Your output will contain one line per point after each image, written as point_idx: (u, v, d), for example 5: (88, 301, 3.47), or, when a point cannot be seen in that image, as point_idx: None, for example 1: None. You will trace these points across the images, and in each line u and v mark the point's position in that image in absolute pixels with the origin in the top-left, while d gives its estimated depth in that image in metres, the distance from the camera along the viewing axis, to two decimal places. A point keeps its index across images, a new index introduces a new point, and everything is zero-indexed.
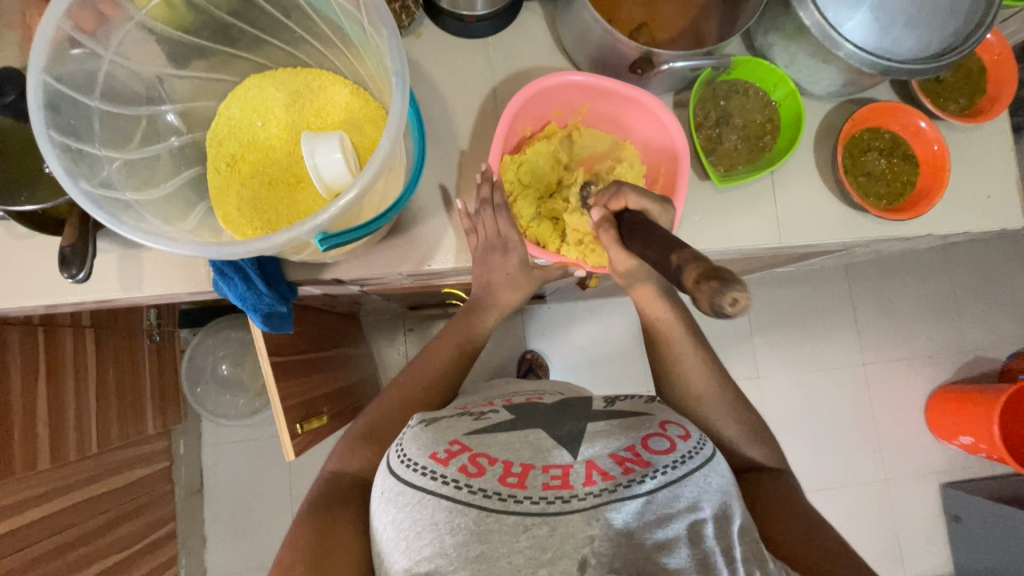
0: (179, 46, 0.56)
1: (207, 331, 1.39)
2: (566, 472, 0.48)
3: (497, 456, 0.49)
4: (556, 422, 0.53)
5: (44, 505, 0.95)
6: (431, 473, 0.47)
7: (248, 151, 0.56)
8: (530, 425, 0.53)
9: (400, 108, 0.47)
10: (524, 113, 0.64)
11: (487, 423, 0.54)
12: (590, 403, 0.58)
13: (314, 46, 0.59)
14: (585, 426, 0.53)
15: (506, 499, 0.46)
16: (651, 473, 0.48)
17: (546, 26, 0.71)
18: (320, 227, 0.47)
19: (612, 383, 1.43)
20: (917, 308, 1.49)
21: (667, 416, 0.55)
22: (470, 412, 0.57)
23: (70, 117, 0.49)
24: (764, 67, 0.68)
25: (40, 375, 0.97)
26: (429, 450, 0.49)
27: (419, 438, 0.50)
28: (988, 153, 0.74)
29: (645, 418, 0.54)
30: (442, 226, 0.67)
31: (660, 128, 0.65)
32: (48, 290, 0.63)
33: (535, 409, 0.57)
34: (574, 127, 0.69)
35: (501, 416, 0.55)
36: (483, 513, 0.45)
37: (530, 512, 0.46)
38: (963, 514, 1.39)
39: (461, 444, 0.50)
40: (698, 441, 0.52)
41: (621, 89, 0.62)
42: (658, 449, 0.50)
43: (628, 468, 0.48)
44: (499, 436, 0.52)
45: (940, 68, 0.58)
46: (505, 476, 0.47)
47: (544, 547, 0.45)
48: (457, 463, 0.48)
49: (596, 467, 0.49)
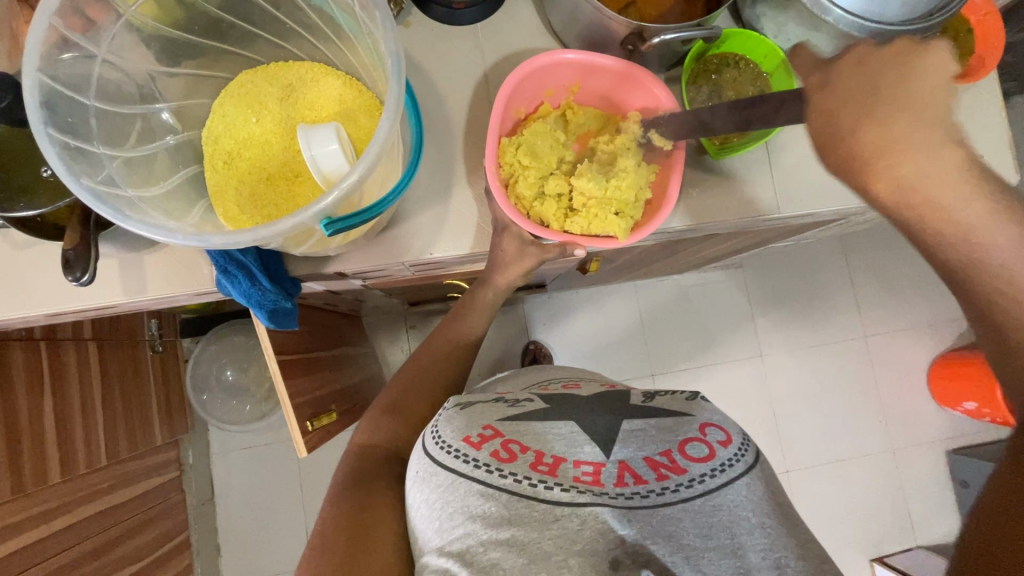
0: (170, 44, 0.56)
1: (210, 339, 1.40)
2: (597, 470, 0.48)
3: (530, 444, 0.50)
4: (588, 415, 0.54)
5: (57, 519, 0.95)
6: (464, 456, 0.48)
7: (245, 147, 0.56)
8: (564, 417, 0.54)
9: (397, 89, 0.47)
10: (517, 95, 0.64)
11: (521, 410, 0.55)
12: (627, 395, 0.60)
13: (305, 38, 0.59)
14: (620, 424, 0.53)
15: (536, 485, 0.46)
16: (687, 481, 0.47)
17: (534, 9, 0.71)
18: (323, 211, 0.47)
19: (616, 369, 1.44)
20: (915, 277, 1.50)
21: (708, 418, 0.54)
22: (504, 399, 0.58)
23: (68, 115, 0.48)
24: (754, 38, 0.68)
25: (45, 390, 0.96)
26: (464, 433, 0.50)
27: (453, 421, 0.52)
28: (978, 114, 0.75)
29: (685, 420, 0.54)
30: (442, 214, 0.68)
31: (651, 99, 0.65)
32: (51, 297, 0.63)
33: (571, 400, 0.58)
34: (568, 105, 0.68)
35: (535, 405, 0.56)
36: (514, 498, 0.45)
37: (560, 501, 0.45)
38: (970, 479, 1.40)
39: (495, 429, 0.51)
40: (740, 446, 0.51)
41: (610, 63, 0.62)
42: (695, 456, 0.49)
43: (663, 474, 0.48)
44: (532, 424, 0.52)
45: (929, 26, 0.59)
46: (536, 463, 0.48)
47: (574, 538, 0.43)
48: (489, 448, 0.49)
49: (628, 470, 0.48)
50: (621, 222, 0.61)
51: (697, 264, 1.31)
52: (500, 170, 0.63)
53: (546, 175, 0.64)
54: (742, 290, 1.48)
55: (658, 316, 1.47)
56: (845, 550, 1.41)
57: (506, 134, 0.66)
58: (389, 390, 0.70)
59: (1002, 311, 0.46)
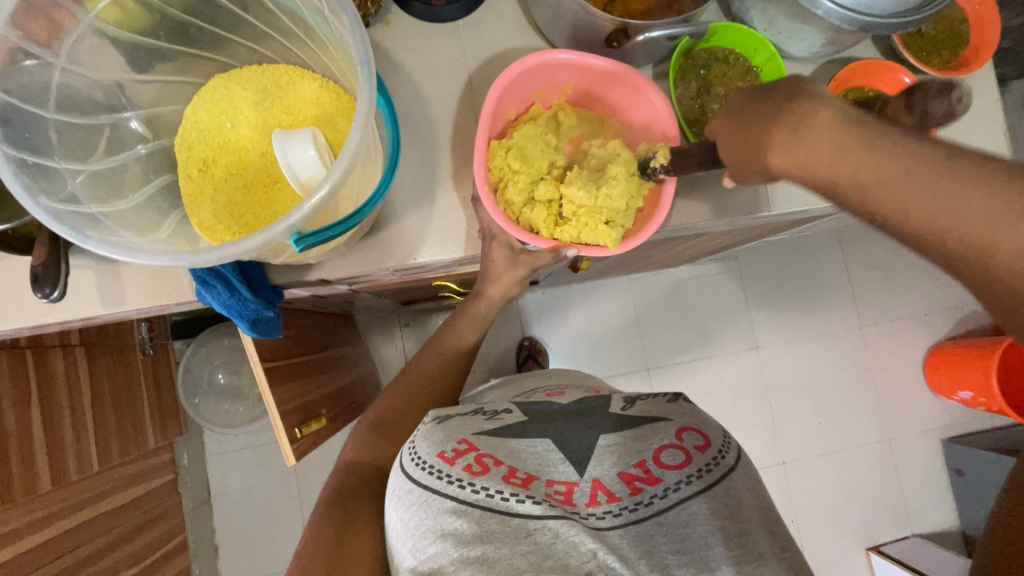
0: (137, 50, 0.54)
1: (201, 342, 1.39)
2: (570, 489, 0.48)
3: (504, 458, 0.49)
4: (570, 425, 0.53)
5: (50, 527, 0.95)
6: (438, 473, 0.47)
7: (220, 153, 0.55)
8: (538, 434, 0.52)
9: (368, 97, 0.45)
10: (508, 96, 0.63)
11: (498, 424, 0.53)
12: (608, 403, 0.58)
13: (278, 40, 0.57)
14: (596, 439, 0.51)
15: (508, 500, 0.45)
16: (660, 492, 0.47)
17: (517, 5, 0.69)
18: (294, 226, 0.45)
19: (612, 364, 1.43)
20: (910, 267, 1.49)
21: (685, 422, 0.53)
22: (483, 411, 0.57)
23: (24, 130, 0.47)
24: (743, 32, 0.67)
25: (33, 398, 0.95)
26: (438, 449, 0.49)
27: (430, 436, 0.51)
28: (973, 105, 0.73)
29: (663, 424, 0.52)
30: (426, 218, 0.66)
31: (649, 107, 0.63)
32: (27, 311, 0.61)
33: (549, 411, 0.57)
34: (559, 107, 0.66)
35: (513, 417, 0.55)
36: (486, 514, 0.45)
37: (530, 515, 0.44)
38: (966, 468, 1.40)
39: (469, 442, 0.50)
40: (719, 450, 0.51)
41: (606, 65, 0.61)
42: (670, 464, 0.49)
43: (637, 488, 0.47)
44: (507, 440, 0.51)
45: (923, 19, 0.57)
46: (509, 476, 0.47)
47: (546, 553, 0.43)
48: (463, 462, 0.48)
49: (602, 487, 0.47)
50: (613, 231, 0.60)
51: (692, 257, 1.29)
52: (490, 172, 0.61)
53: (536, 180, 0.63)
54: (737, 282, 1.47)
55: (653, 309, 1.46)
56: (842, 540, 1.42)
57: (495, 136, 0.65)
58: (379, 404, 0.69)
59: (996, 314, 0.45)
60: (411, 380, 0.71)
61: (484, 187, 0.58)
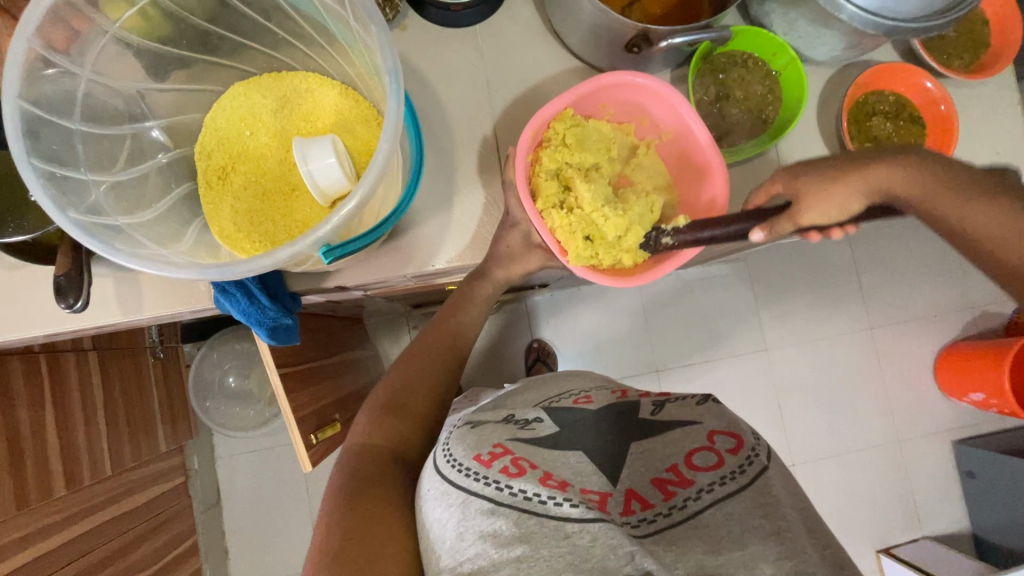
0: (158, 58, 0.54)
1: (211, 345, 1.39)
2: (604, 499, 0.46)
3: (540, 462, 0.48)
4: (597, 433, 0.53)
5: (63, 531, 0.95)
6: (475, 475, 0.46)
7: (240, 161, 0.55)
8: (572, 446, 0.51)
9: (395, 108, 0.45)
10: (616, 93, 0.62)
11: (531, 433, 0.52)
12: (638, 408, 0.57)
13: (297, 47, 0.57)
14: (629, 446, 0.51)
15: (546, 502, 0.44)
16: (694, 495, 0.47)
17: (534, 9, 0.68)
18: (322, 239, 0.45)
19: (622, 366, 1.43)
20: (920, 268, 1.48)
21: (715, 426, 0.53)
22: (514, 420, 0.56)
23: (52, 142, 0.47)
24: (764, 37, 0.66)
25: (47, 402, 0.95)
26: (474, 452, 0.49)
27: (464, 440, 0.51)
28: (994, 108, 0.72)
29: (694, 429, 0.53)
30: (444, 225, 0.66)
31: (705, 197, 0.62)
32: (45, 320, 0.61)
33: (580, 413, 0.56)
34: (647, 144, 0.66)
35: (547, 427, 0.54)
36: (524, 516, 0.44)
37: (569, 517, 0.43)
38: (978, 470, 1.39)
39: (504, 447, 0.49)
40: (751, 451, 0.51)
41: (703, 135, 0.60)
42: (702, 466, 0.49)
43: (670, 492, 0.47)
44: (542, 449, 0.50)
45: (947, 23, 0.57)
46: (545, 478, 0.46)
47: (586, 555, 0.41)
48: (499, 465, 0.47)
49: (635, 496, 0.47)
50: (586, 253, 0.59)
51: (703, 259, 1.29)
52: (552, 125, 0.60)
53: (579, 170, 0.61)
54: (747, 283, 1.46)
55: (662, 311, 1.45)
56: (853, 543, 1.41)
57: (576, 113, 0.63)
58: (385, 389, 0.65)
59: None
60: (417, 368, 0.67)
61: (527, 138, 0.58)
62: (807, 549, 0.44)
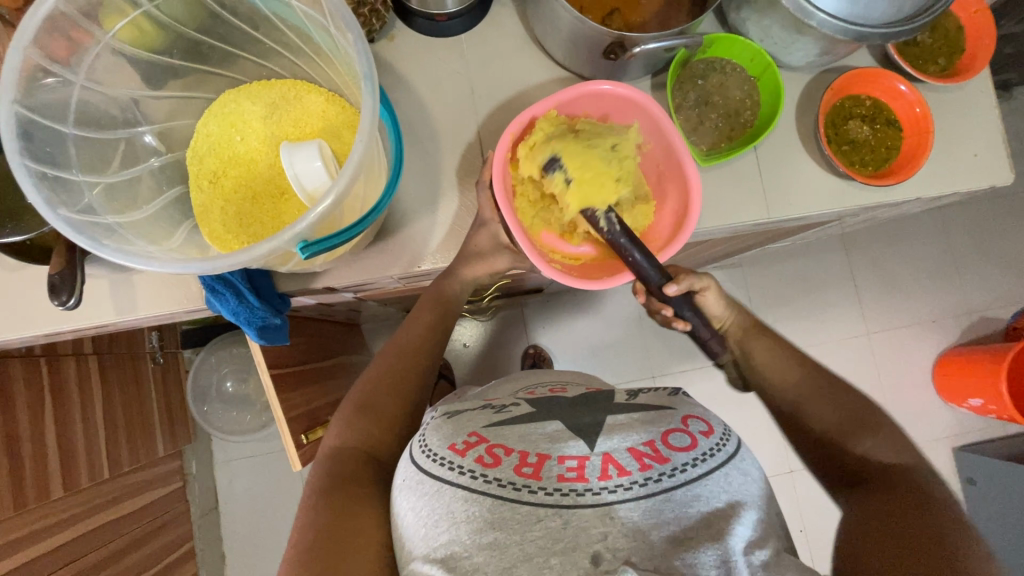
0: (152, 67, 0.56)
1: (209, 350, 1.40)
2: (581, 464, 0.47)
3: (514, 447, 0.49)
4: (573, 415, 0.53)
5: (60, 533, 0.96)
6: (449, 464, 0.48)
7: (230, 165, 0.57)
8: (549, 417, 0.53)
9: (372, 109, 0.47)
10: (595, 100, 0.65)
11: (509, 415, 0.54)
12: (612, 395, 0.59)
13: (286, 56, 0.59)
14: (603, 419, 0.52)
15: (520, 489, 0.45)
16: (669, 471, 0.47)
17: (518, 19, 0.71)
18: (300, 234, 0.47)
19: (617, 372, 1.43)
20: (920, 274, 1.45)
21: (689, 411, 0.54)
22: (492, 406, 0.57)
23: (45, 145, 0.49)
24: (739, 43, 0.68)
25: (46, 404, 0.97)
26: (448, 442, 0.50)
27: (440, 429, 0.52)
28: (972, 112, 0.74)
29: (667, 413, 0.53)
30: (430, 227, 0.68)
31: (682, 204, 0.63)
32: (43, 319, 0.63)
33: (555, 403, 0.57)
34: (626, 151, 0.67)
35: (522, 408, 0.56)
36: (496, 501, 0.45)
37: (543, 503, 0.45)
38: (978, 477, 1.35)
39: (479, 436, 0.50)
40: (721, 437, 0.51)
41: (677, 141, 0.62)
42: (678, 446, 0.49)
43: (647, 464, 0.47)
44: (517, 426, 0.52)
45: (915, 29, 0.58)
46: (520, 466, 0.47)
47: (557, 537, 0.43)
48: (474, 454, 0.48)
49: (612, 461, 0.47)
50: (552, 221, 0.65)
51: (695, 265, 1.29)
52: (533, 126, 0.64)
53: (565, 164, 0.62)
54: (743, 289, 1.45)
55: None
56: None
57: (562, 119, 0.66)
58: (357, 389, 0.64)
59: None
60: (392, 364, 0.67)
61: (507, 136, 0.61)
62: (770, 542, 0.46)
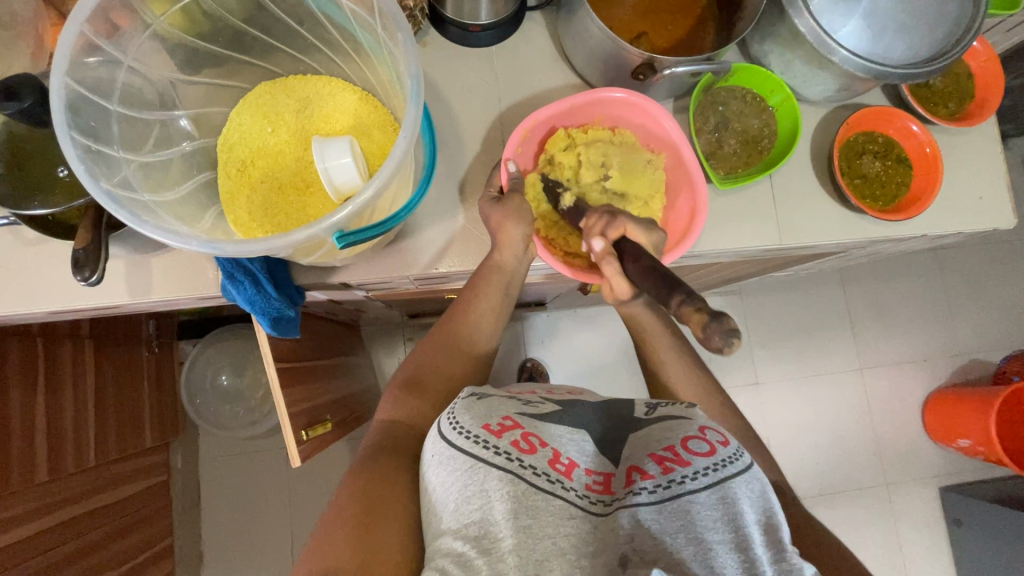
0: (193, 53, 0.58)
1: (206, 343, 1.37)
2: (607, 479, 0.48)
3: (549, 441, 0.48)
4: (596, 422, 0.53)
5: (38, 520, 0.93)
6: (484, 442, 0.46)
7: (258, 156, 0.57)
8: (575, 425, 0.52)
9: (415, 111, 0.48)
10: (607, 106, 0.68)
11: (538, 410, 0.53)
12: (629, 408, 0.56)
13: (325, 53, 0.60)
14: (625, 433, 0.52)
15: (554, 483, 0.45)
16: (692, 474, 0.46)
17: (549, 35, 0.73)
18: (336, 224, 0.47)
19: (612, 390, 1.43)
20: (913, 312, 1.47)
21: (707, 421, 0.52)
22: (519, 398, 0.56)
23: (91, 119, 0.49)
24: (761, 74, 0.70)
25: (37, 386, 0.96)
26: (483, 421, 0.48)
27: (472, 408, 0.50)
28: (978, 154, 0.76)
29: (683, 421, 0.52)
30: (448, 230, 0.69)
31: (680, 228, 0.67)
32: (56, 294, 0.63)
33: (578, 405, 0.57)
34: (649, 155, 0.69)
35: (550, 408, 0.55)
36: (531, 490, 0.44)
37: (574, 502, 0.45)
38: (964, 518, 1.34)
39: (514, 420, 0.49)
40: (738, 449, 0.50)
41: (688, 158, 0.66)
42: (698, 451, 0.48)
43: (668, 467, 0.46)
44: (546, 424, 0.51)
45: (932, 71, 0.61)
46: (554, 461, 0.47)
47: (588, 539, 0.43)
48: (510, 437, 0.47)
49: (636, 469, 0.47)
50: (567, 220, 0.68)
51: (697, 291, 1.29)
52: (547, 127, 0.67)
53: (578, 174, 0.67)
54: (741, 316, 1.46)
55: None
56: None
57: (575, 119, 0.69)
58: (406, 365, 0.64)
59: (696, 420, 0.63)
60: (419, 353, 0.65)
61: (519, 132, 0.65)
62: (797, 557, 0.43)
